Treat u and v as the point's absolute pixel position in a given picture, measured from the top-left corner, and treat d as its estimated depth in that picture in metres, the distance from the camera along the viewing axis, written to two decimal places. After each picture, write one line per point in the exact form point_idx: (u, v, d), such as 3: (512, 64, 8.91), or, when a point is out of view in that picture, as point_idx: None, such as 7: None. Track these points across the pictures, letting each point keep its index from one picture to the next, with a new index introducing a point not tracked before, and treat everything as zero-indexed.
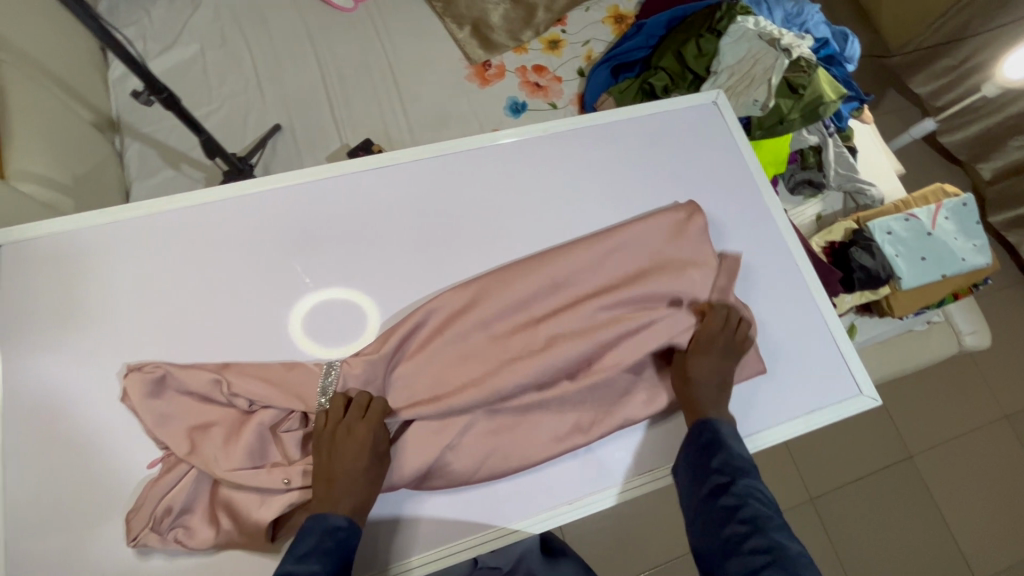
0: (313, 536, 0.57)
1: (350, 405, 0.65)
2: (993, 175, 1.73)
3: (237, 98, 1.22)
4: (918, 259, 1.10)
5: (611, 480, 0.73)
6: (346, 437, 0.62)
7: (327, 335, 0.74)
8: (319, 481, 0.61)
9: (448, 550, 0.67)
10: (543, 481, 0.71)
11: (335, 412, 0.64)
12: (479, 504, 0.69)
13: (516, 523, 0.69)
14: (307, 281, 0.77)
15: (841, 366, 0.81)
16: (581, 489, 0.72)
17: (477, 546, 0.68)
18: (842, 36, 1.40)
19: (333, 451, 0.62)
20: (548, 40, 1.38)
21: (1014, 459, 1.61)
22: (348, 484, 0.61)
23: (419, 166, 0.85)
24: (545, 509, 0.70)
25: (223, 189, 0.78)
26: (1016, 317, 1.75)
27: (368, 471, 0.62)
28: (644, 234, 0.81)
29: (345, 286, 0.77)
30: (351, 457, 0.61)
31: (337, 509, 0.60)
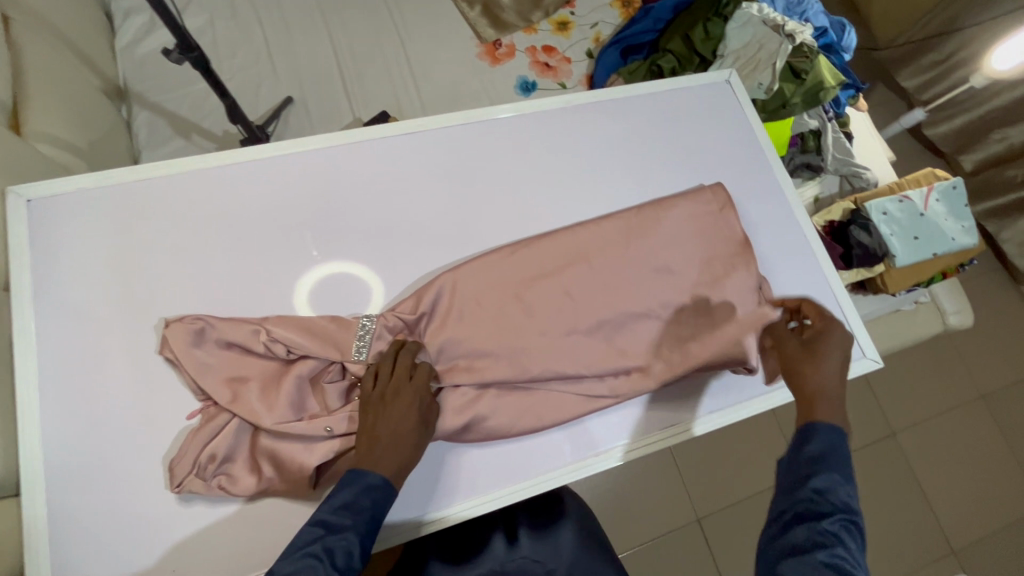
0: (352, 493, 0.57)
1: (399, 365, 0.65)
2: (975, 166, 1.81)
3: (248, 70, 1.22)
4: (911, 238, 1.16)
5: (633, 435, 0.76)
6: (394, 398, 0.63)
7: (333, 305, 0.75)
8: (363, 440, 0.61)
9: (485, 497, 0.69)
10: (545, 445, 0.73)
11: (382, 375, 0.64)
12: (504, 458, 0.71)
13: (546, 474, 0.72)
14: (315, 254, 0.77)
15: (846, 332, 0.86)
16: (603, 444, 0.75)
17: (511, 495, 0.70)
18: (840, 25, 1.45)
19: (380, 413, 0.62)
20: (557, 21, 1.39)
21: (989, 435, 1.70)
22: (390, 446, 0.60)
23: (444, 133, 0.87)
24: (546, 471, 0.72)
25: (251, 151, 0.79)
26: (993, 303, 1.84)
27: (411, 434, 0.62)
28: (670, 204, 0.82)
29: (357, 261, 0.78)
30: (398, 419, 0.62)
31: (376, 470, 0.59)
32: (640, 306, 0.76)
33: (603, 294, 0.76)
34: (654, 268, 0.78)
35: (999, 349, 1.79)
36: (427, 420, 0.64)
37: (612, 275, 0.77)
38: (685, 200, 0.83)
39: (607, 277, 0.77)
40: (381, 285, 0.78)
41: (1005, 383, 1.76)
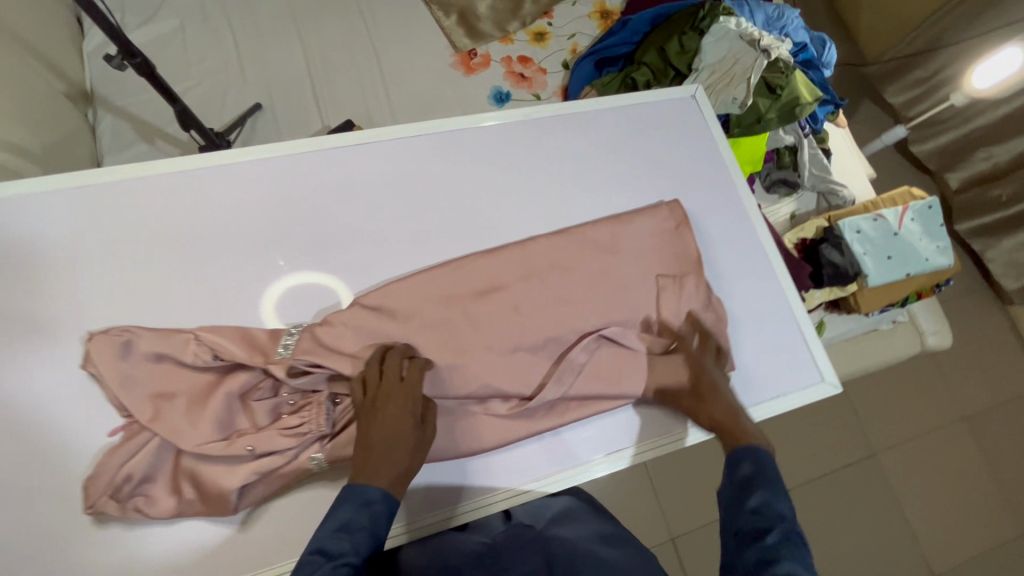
0: (350, 511, 0.54)
1: (384, 370, 0.64)
2: (961, 184, 1.79)
3: (216, 75, 1.21)
4: (885, 258, 1.14)
5: (611, 450, 0.76)
6: (385, 405, 0.61)
7: (296, 311, 0.74)
8: (357, 451, 0.59)
9: (455, 510, 0.70)
10: (522, 458, 0.73)
11: (371, 380, 0.63)
12: (477, 472, 0.72)
13: (519, 488, 0.72)
14: (281, 263, 0.76)
15: (807, 355, 0.84)
16: (586, 455, 0.75)
17: (480, 508, 0.71)
18: (820, 40, 1.43)
19: (373, 421, 0.60)
20: (533, 32, 1.38)
21: (972, 458, 1.67)
22: (386, 456, 0.58)
23: (398, 143, 0.85)
24: (523, 483, 0.72)
25: (195, 158, 0.77)
26: (978, 322, 1.81)
27: (407, 440, 0.60)
28: (626, 220, 0.81)
29: (326, 273, 0.76)
30: (393, 425, 0.60)
31: (373, 484, 0.57)
32: (591, 326, 0.74)
33: (554, 312, 0.73)
34: (606, 286, 0.76)
35: (983, 370, 1.77)
36: (422, 425, 0.63)
37: (561, 292, 0.75)
38: (644, 216, 0.81)
39: (559, 294, 0.75)
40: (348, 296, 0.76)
41: (989, 405, 1.73)
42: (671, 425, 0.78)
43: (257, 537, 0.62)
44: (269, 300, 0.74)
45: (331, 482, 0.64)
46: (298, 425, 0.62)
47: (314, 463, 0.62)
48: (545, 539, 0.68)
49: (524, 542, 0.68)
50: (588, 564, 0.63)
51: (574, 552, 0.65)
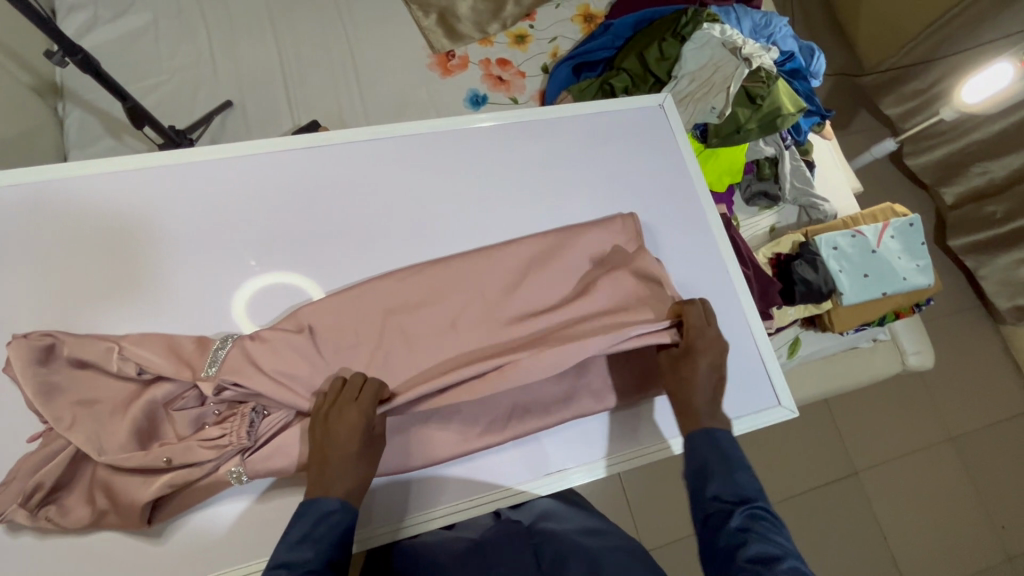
0: (308, 524, 0.57)
1: (344, 385, 0.63)
2: (955, 200, 1.75)
3: (187, 71, 1.19)
4: (861, 276, 1.12)
5: (586, 458, 0.76)
6: (338, 420, 0.61)
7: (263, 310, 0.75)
8: (313, 462, 0.60)
9: (426, 515, 0.70)
10: (496, 465, 0.73)
11: (329, 395, 0.62)
12: (450, 478, 0.72)
13: (492, 494, 0.72)
14: (254, 264, 0.76)
15: (764, 377, 0.83)
16: (556, 465, 0.75)
17: (453, 513, 0.71)
18: (809, 50, 1.39)
19: (327, 433, 0.61)
20: (514, 34, 1.36)
21: (957, 480, 1.64)
22: (341, 468, 0.60)
23: (350, 147, 0.83)
24: (496, 490, 0.72)
25: (137, 158, 0.76)
26: (969, 341, 1.77)
27: (357, 457, 0.60)
28: (575, 234, 0.80)
29: (303, 274, 0.77)
30: (345, 440, 0.60)
31: (330, 494, 0.59)
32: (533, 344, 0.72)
33: (496, 328, 0.72)
34: (547, 302, 0.76)
35: (971, 391, 1.73)
36: (375, 436, 0.63)
37: (502, 306, 0.74)
38: (596, 231, 0.80)
39: (503, 310, 0.73)
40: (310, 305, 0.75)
41: (976, 426, 1.69)
42: (631, 441, 0.77)
43: (176, 546, 0.62)
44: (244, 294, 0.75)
45: (255, 495, 0.65)
46: (219, 436, 0.61)
47: (233, 475, 0.61)
48: (532, 533, 0.72)
49: (513, 536, 0.72)
50: (569, 551, 0.66)
51: (557, 541, 0.69)
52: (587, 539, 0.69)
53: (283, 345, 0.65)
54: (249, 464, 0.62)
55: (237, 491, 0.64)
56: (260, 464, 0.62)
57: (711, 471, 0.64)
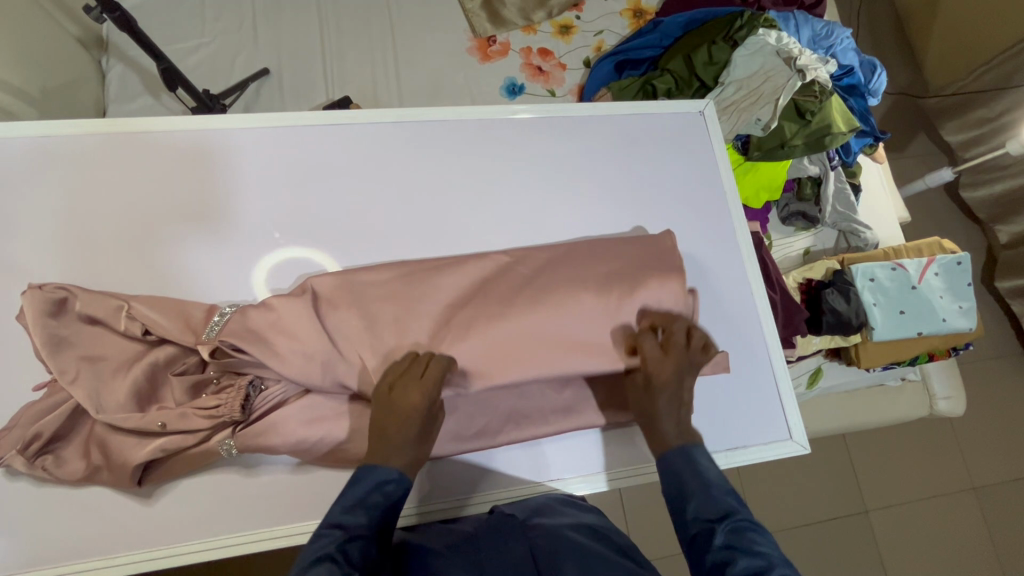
0: (364, 489, 0.56)
1: (413, 360, 0.63)
2: (1011, 239, 1.64)
3: (230, 35, 1.20)
4: (896, 311, 1.07)
5: (588, 470, 0.74)
6: (403, 396, 0.60)
7: (284, 272, 0.75)
8: (372, 432, 0.60)
9: (453, 501, 0.70)
10: (506, 464, 0.72)
11: (399, 366, 0.63)
12: (466, 473, 0.71)
13: (515, 488, 0.71)
14: (277, 236, 0.76)
15: (778, 410, 0.79)
16: (552, 474, 0.72)
17: (478, 502, 0.70)
18: (870, 66, 1.30)
19: (391, 404, 0.60)
20: (559, 24, 1.32)
21: (973, 532, 1.56)
22: (400, 443, 0.59)
23: (373, 128, 0.81)
24: (517, 486, 0.71)
25: (176, 120, 0.76)
26: (1005, 389, 1.67)
27: (416, 429, 0.60)
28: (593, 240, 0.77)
29: (321, 249, 0.76)
30: (407, 411, 0.59)
31: (388, 463, 0.58)
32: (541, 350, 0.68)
33: (505, 327, 0.70)
34: None
35: (1000, 441, 1.63)
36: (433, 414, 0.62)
37: None
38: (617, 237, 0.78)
39: (514, 309, 0.72)
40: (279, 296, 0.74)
41: (1002, 479, 1.61)
42: (630, 458, 0.75)
43: (163, 509, 0.63)
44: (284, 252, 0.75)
45: (243, 468, 0.64)
46: (216, 407, 0.61)
47: (224, 447, 0.61)
48: (528, 527, 0.61)
49: (505, 527, 0.61)
50: (574, 556, 0.56)
51: (558, 542, 0.58)
52: (588, 540, 0.59)
53: (284, 324, 0.63)
54: (241, 437, 0.61)
55: (228, 462, 0.64)
56: (251, 439, 0.61)
57: (688, 483, 0.63)
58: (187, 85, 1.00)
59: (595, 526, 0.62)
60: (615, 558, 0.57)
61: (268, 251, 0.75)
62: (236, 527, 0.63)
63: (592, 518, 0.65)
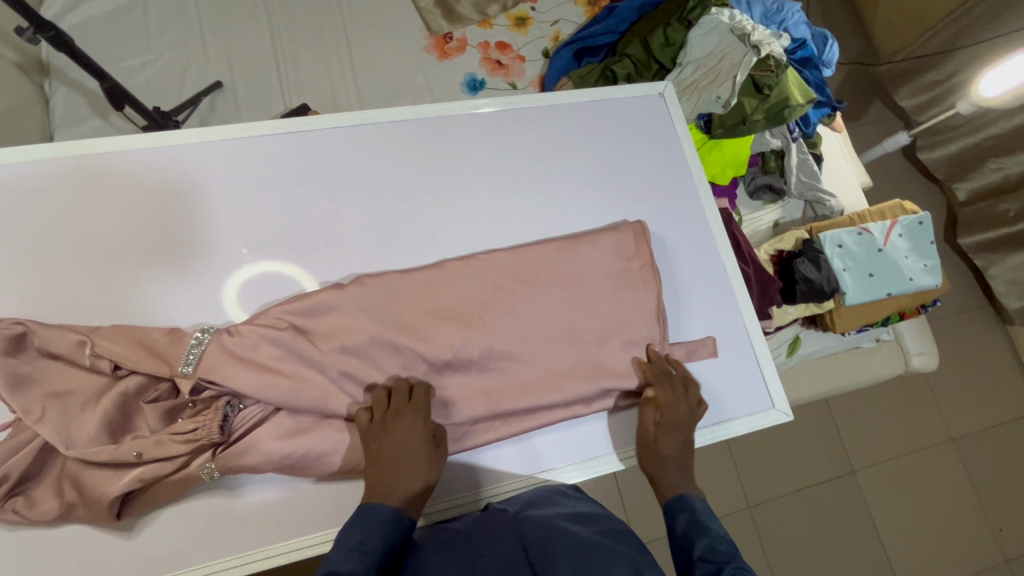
0: (362, 534, 0.55)
1: (391, 392, 0.64)
2: (968, 196, 1.69)
3: (177, 49, 1.16)
4: (865, 275, 1.09)
5: (580, 457, 0.74)
6: (398, 432, 0.61)
7: (258, 287, 0.73)
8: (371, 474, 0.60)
9: (445, 503, 0.69)
10: (496, 460, 0.71)
11: (381, 406, 0.62)
12: (456, 474, 0.70)
13: (507, 483, 0.71)
14: (244, 251, 0.74)
15: (759, 380, 0.80)
16: (551, 463, 0.73)
17: (472, 501, 0.70)
18: (822, 37, 1.33)
19: (386, 443, 0.61)
20: (515, 16, 1.31)
21: (955, 482, 1.61)
22: (396, 475, 0.60)
23: (333, 133, 0.80)
24: (509, 480, 0.71)
25: (125, 140, 0.73)
26: (974, 342, 1.73)
27: (419, 455, 0.61)
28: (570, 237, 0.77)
29: (292, 262, 0.74)
30: (405, 445, 0.61)
31: (384, 501, 0.58)
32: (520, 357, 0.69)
33: (485, 324, 0.70)
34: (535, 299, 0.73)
35: (974, 392, 1.69)
36: (433, 444, 0.63)
37: (487, 304, 0.71)
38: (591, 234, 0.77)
39: (493, 306, 0.71)
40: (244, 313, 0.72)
41: (978, 428, 1.66)
42: (619, 442, 0.75)
43: (148, 540, 0.61)
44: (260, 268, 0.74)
45: (228, 490, 0.63)
46: (192, 430, 0.59)
47: (204, 471, 0.59)
48: (519, 519, 0.61)
49: (496, 525, 0.61)
50: (565, 544, 0.56)
51: (549, 530, 0.58)
52: (582, 528, 0.59)
53: (259, 341, 0.62)
54: (222, 460, 0.60)
55: (211, 486, 0.63)
56: (233, 460, 0.60)
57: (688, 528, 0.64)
58: (136, 102, 0.97)
59: (583, 511, 0.63)
60: (605, 542, 0.57)
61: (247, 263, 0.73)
62: (226, 550, 0.62)
63: (589, 506, 0.65)
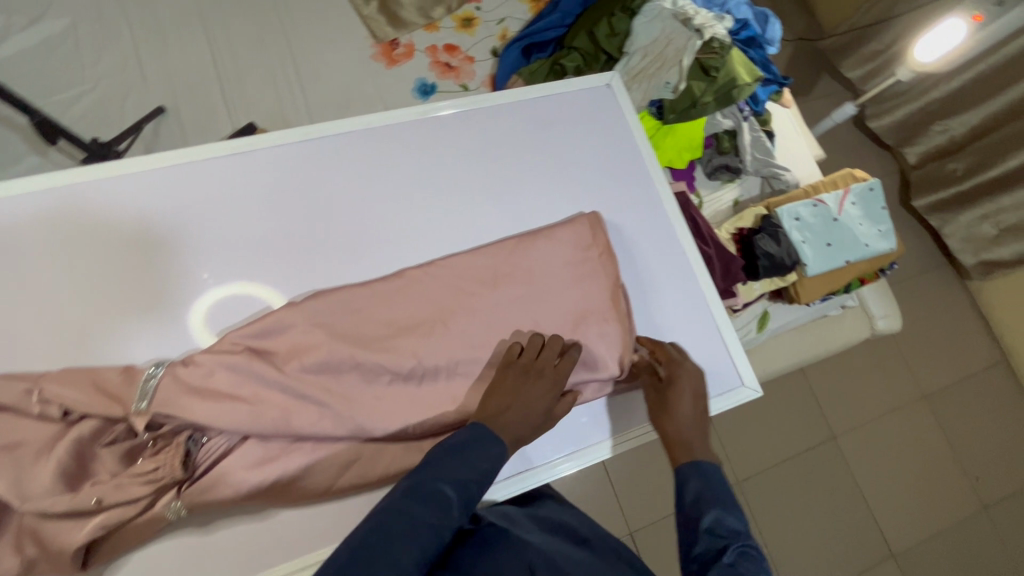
0: (479, 428, 0.58)
1: (544, 347, 0.68)
2: (919, 159, 1.75)
3: (115, 77, 1.13)
4: (824, 245, 1.12)
5: (570, 449, 0.74)
6: (533, 381, 0.65)
7: (221, 311, 0.71)
8: (490, 407, 0.62)
9: None
10: None
11: (531, 351, 0.67)
12: None
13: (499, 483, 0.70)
14: (205, 276, 0.72)
15: (726, 359, 0.82)
16: (540, 458, 0.73)
17: None
18: (763, 16, 1.36)
19: (521, 387, 0.64)
20: (461, 17, 1.31)
21: (931, 436, 1.67)
22: (519, 423, 0.62)
23: (278, 151, 0.78)
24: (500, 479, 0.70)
25: (68, 173, 0.71)
26: (936, 300, 1.79)
27: (541, 411, 0.64)
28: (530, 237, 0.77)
29: (258, 283, 0.73)
30: (535, 397, 0.64)
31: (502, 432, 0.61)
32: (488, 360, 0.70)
33: (451, 331, 0.69)
34: (498, 303, 0.72)
35: (940, 347, 1.75)
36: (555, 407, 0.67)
37: (450, 310, 0.71)
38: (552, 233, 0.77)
39: (457, 312, 0.71)
40: (207, 339, 0.70)
41: (947, 382, 1.72)
42: (597, 435, 0.76)
43: None
44: (225, 289, 0.72)
45: (199, 526, 0.61)
46: (154, 470, 0.57)
47: (171, 509, 0.58)
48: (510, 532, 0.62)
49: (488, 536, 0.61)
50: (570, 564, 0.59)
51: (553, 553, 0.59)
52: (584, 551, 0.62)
53: (218, 372, 0.61)
54: (188, 496, 0.58)
55: (180, 524, 0.61)
56: (200, 495, 0.58)
57: (705, 498, 0.60)
58: None
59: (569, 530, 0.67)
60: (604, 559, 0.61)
61: (213, 285, 0.72)
62: None
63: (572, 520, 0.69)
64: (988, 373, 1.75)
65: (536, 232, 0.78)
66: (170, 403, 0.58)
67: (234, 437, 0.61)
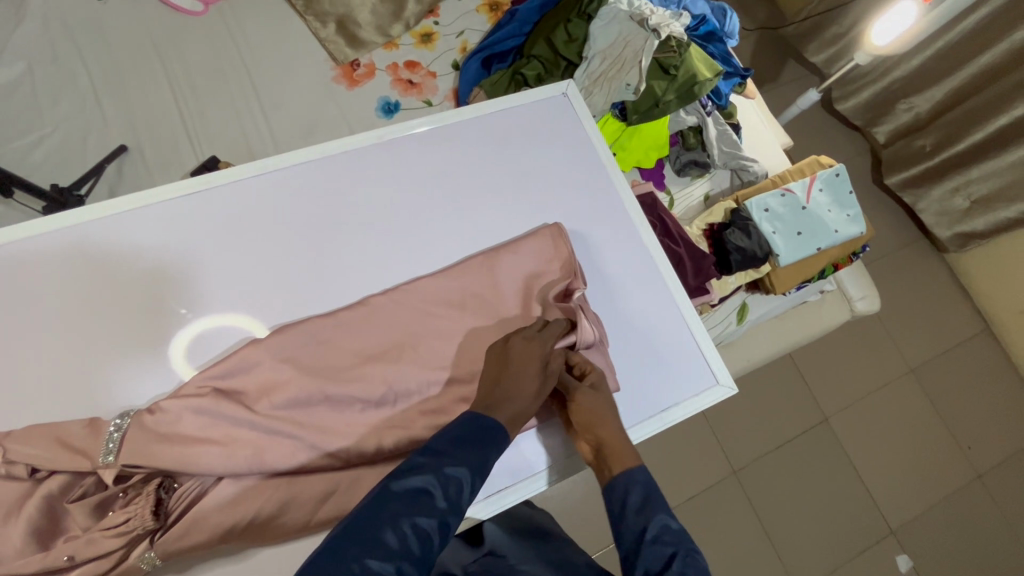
0: (465, 428, 0.56)
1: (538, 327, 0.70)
2: (888, 138, 1.77)
3: (73, 119, 1.12)
4: (794, 234, 1.13)
5: (563, 454, 0.75)
6: (523, 357, 0.65)
7: (202, 345, 0.70)
8: (486, 381, 0.64)
9: None
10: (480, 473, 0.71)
11: (532, 327, 0.69)
12: None
13: (495, 495, 0.71)
14: (184, 311, 0.71)
15: (699, 359, 0.82)
16: (528, 471, 0.73)
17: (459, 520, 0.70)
18: (720, 10, 1.37)
19: (511, 364, 0.65)
20: (419, 33, 1.31)
21: (920, 410, 1.68)
22: (509, 400, 0.62)
23: (237, 187, 0.77)
24: (495, 491, 0.71)
25: (25, 227, 0.70)
26: (916, 275, 1.81)
27: (532, 384, 0.64)
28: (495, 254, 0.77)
29: (246, 313, 0.73)
30: (523, 371, 0.64)
31: (493, 413, 0.60)
32: (459, 381, 0.70)
33: (420, 354, 0.70)
34: (467, 323, 0.73)
35: (923, 322, 1.77)
36: (548, 373, 0.66)
37: (418, 334, 0.71)
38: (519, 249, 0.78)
39: (425, 334, 0.71)
40: (188, 372, 0.69)
41: (932, 356, 1.74)
42: None
43: None
44: (210, 320, 0.71)
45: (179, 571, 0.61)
46: (124, 521, 0.56)
47: (145, 559, 0.57)
48: None
49: None
50: None
51: None
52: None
53: (185, 416, 0.60)
54: (162, 545, 0.57)
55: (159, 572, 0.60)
56: (175, 542, 0.58)
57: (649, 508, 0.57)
58: None
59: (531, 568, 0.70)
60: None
61: (199, 317, 0.71)
62: None
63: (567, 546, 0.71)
64: (972, 344, 1.77)
65: (502, 247, 0.79)
66: (136, 453, 0.58)
67: (207, 480, 0.60)
